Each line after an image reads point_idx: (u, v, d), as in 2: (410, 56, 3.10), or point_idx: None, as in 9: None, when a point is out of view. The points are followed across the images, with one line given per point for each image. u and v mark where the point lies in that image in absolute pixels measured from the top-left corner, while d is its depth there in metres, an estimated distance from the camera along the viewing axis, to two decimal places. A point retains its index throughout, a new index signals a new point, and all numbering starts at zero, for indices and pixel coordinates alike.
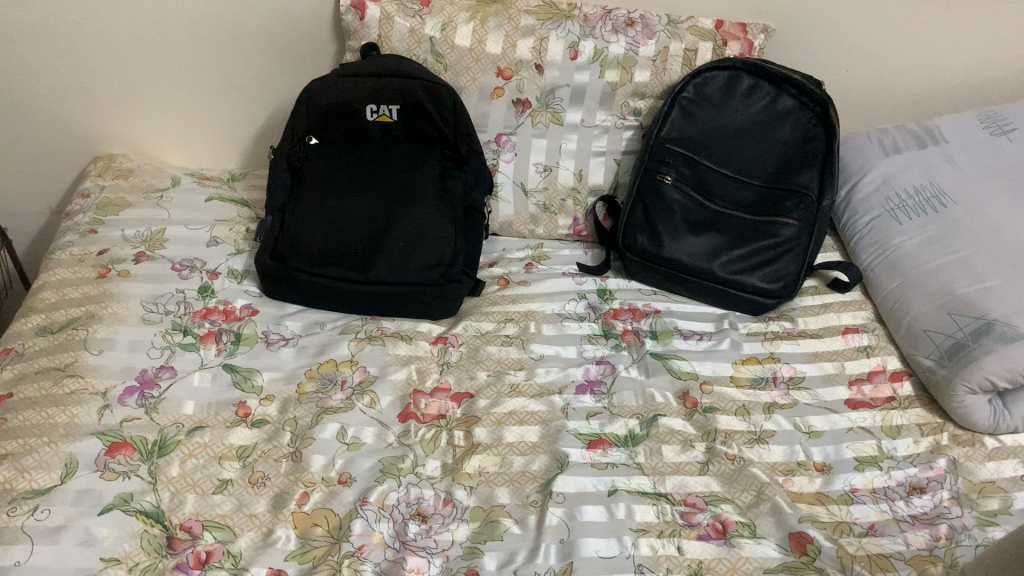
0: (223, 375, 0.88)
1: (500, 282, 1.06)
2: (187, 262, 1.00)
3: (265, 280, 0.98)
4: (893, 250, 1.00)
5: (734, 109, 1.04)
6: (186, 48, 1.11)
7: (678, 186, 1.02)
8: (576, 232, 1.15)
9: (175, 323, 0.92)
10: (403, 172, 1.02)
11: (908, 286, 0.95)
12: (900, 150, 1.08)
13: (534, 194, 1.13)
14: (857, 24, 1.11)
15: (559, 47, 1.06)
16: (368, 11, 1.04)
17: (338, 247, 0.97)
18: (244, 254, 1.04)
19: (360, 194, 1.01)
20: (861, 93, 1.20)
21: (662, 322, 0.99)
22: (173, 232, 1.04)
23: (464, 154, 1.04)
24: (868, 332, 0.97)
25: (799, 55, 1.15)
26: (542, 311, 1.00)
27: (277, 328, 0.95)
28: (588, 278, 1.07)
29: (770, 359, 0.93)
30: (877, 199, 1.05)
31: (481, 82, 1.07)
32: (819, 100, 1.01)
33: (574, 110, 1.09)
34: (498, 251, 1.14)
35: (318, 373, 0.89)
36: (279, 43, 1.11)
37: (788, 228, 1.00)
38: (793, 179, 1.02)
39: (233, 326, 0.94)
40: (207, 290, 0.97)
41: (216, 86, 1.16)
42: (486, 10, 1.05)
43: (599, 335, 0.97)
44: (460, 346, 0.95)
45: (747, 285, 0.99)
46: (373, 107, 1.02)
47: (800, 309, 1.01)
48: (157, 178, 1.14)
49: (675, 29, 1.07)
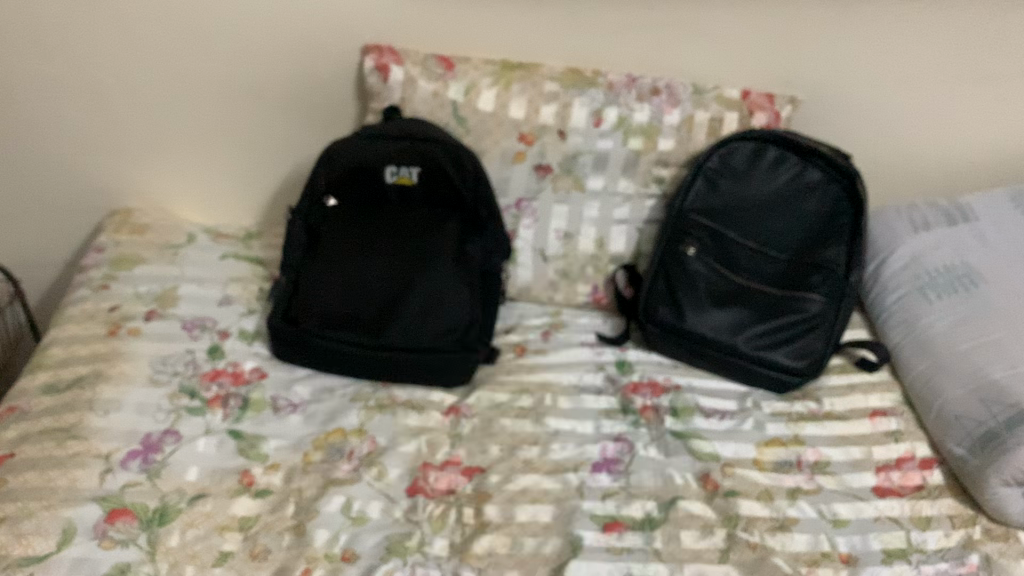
0: (228, 442, 0.85)
1: (516, 350, 1.02)
2: (199, 321, 0.99)
3: (275, 342, 0.95)
4: (922, 330, 0.96)
5: (759, 180, 1.02)
6: (210, 106, 1.12)
7: (700, 259, 1.01)
8: (595, 299, 1.11)
9: (183, 385, 0.90)
10: (420, 237, 1.01)
11: (938, 368, 0.92)
12: (931, 227, 1.06)
13: (554, 260, 1.10)
14: (886, 96, 1.10)
15: (582, 114, 1.05)
16: (391, 73, 1.04)
17: (352, 312, 0.95)
18: (257, 314, 1.02)
19: (378, 254, 0.99)
20: (894, 166, 1.17)
21: (683, 398, 0.94)
22: (186, 290, 1.03)
23: (484, 218, 1.04)
24: (897, 417, 0.92)
25: (828, 126, 1.13)
26: (559, 383, 0.97)
27: (286, 394, 0.91)
28: (607, 349, 1.02)
29: (794, 441, 0.89)
30: (906, 276, 1.03)
31: (503, 146, 1.06)
32: (847, 172, 0.99)
33: (596, 176, 1.08)
34: (514, 316, 1.09)
35: (325, 442, 0.85)
36: (302, 103, 1.11)
37: (814, 304, 0.98)
38: (820, 254, 1.00)
39: (241, 390, 0.91)
40: (217, 351, 0.95)
41: (238, 143, 1.16)
42: (510, 74, 1.05)
43: (617, 409, 0.93)
44: (472, 417, 0.91)
45: (772, 362, 0.96)
46: (393, 168, 1.02)
47: (826, 389, 0.97)
48: (174, 234, 1.14)
49: (701, 98, 1.06)
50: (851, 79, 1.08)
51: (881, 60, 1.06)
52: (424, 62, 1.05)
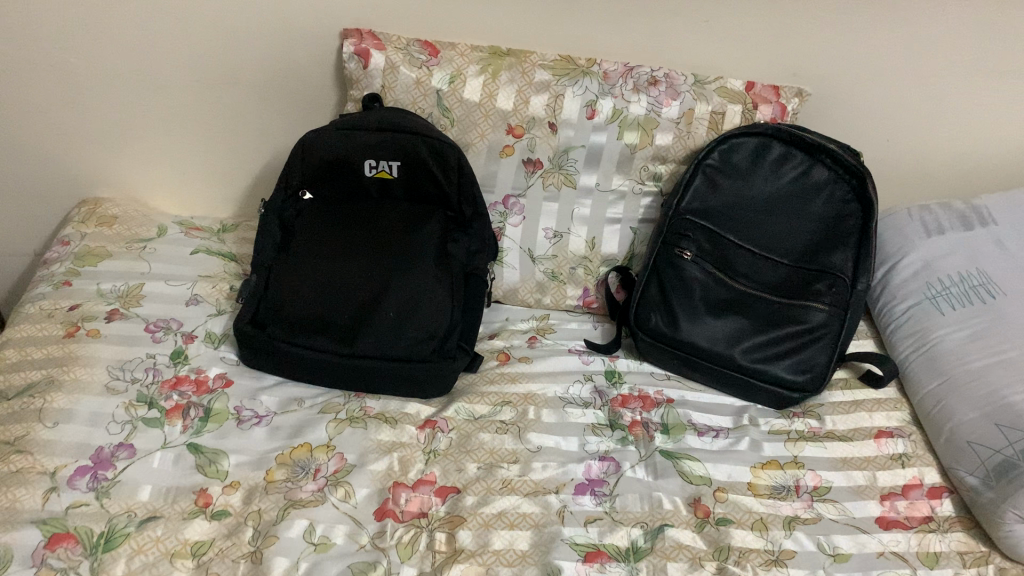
0: (186, 456, 0.80)
1: (500, 357, 0.96)
2: (163, 323, 0.93)
3: (243, 348, 0.89)
4: (933, 344, 0.90)
5: (761, 179, 0.97)
6: (182, 92, 1.05)
7: (697, 263, 0.94)
8: (586, 303, 1.05)
9: (141, 394, 0.84)
10: (399, 236, 0.94)
11: (950, 388, 0.85)
12: (944, 231, 1.00)
13: (542, 261, 1.04)
14: (900, 89, 1.03)
15: (575, 105, 0.99)
16: (372, 59, 0.97)
17: (323, 315, 0.89)
18: (225, 315, 0.96)
19: (353, 255, 0.93)
20: (904, 161, 1.11)
21: (675, 413, 0.89)
22: (152, 287, 0.97)
23: (468, 216, 0.98)
24: (903, 438, 0.85)
25: (837, 120, 1.07)
26: (544, 394, 0.91)
27: (252, 403, 0.86)
28: (596, 357, 0.97)
29: (792, 464, 0.83)
30: (918, 284, 0.96)
31: (490, 139, 1.00)
32: (855, 172, 0.93)
33: (589, 173, 1.01)
34: (500, 319, 1.04)
35: (290, 459, 0.80)
36: (279, 89, 1.05)
37: (818, 314, 0.91)
38: (823, 259, 0.94)
39: (203, 399, 0.85)
40: (181, 356, 0.89)
41: (212, 129, 1.09)
42: (499, 62, 0.98)
43: (604, 424, 0.88)
44: (450, 432, 0.85)
45: (770, 376, 0.90)
46: (372, 162, 0.96)
47: (827, 405, 0.90)
48: (144, 226, 1.08)
49: (701, 90, 0.99)
50: (863, 71, 1.01)
51: (897, 53, 0.99)
52: (407, 47, 0.98)
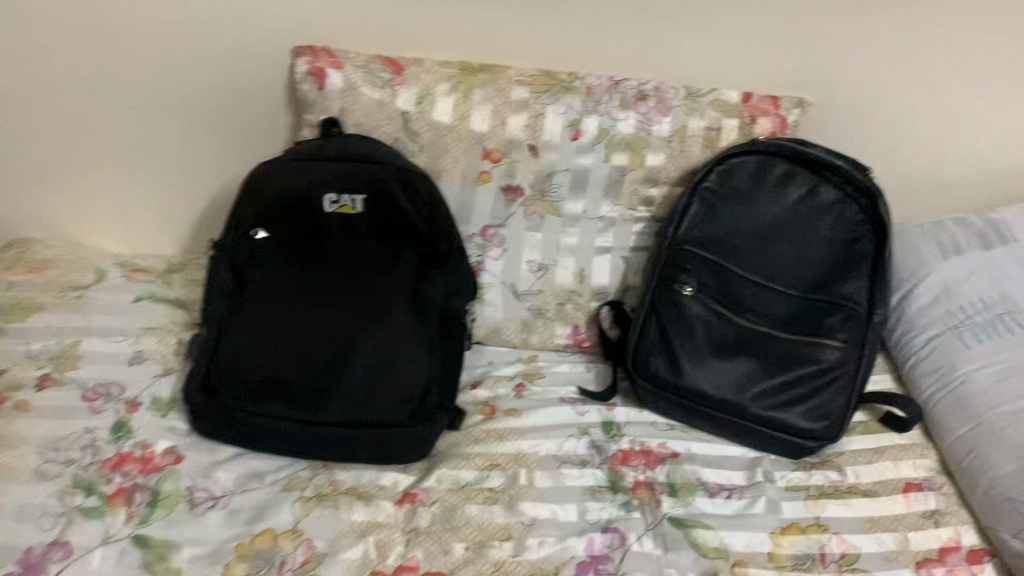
0: (132, 551, 0.69)
1: (484, 411, 0.87)
2: (102, 389, 0.82)
3: (194, 417, 0.79)
4: (961, 382, 0.82)
5: (765, 201, 0.87)
6: (116, 117, 0.94)
7: (699, 299, 0.85)
8: (577, 341, 0.96)
9: (78, 479, 0.74)
10: (366, 280, 0.84)
11: (985, 435, 0.77)
12: (962, 251, 0.92)
13: (527, 297, 0.94)
14: (909, 97, 0.94)
15: (557, 125, 0.89)
16: (328, 79, 0.86)
17: (282, 376, 0.78)
18: (173, 375, 0.85)
19: (314, 304, 0.82)
20: (913, 177, 1.02)
21: (682, 470, 0.80)
22: (88, 346, 0.86)
23: (443, 252, 0.87)
24: (934, 492, 0.78)
25: (843, 135, 0.98)
26: (536, 453, 0.82)
27: (206, 482, 0.75)
28: (591, 407, 0.87)
29: (816, 528, 0.75)
30: (937, 312, 0.88)
31: (463, 166, 0.91)
32: (865, 189, 0.85)
33: (574, 200, 0.92)
34: (483, 363, 0.94)
35: (251, 551, 0.70)
36: (226, 114, 0.94)
37: (831, 353, 0.83)
38: (836, 289, 0.85)
39: (150, 481, 0.75)
40: (123, 429, 0.79)
41: (153, 159, 0.98)
42: (471, 78, 0.88)
43: (605, 487, 0.79)
44: (432, 505, 0.76)
45: (785, 423, 0.81)
46: (333, 197, 0.85)
47: (849, 455, 0.82)
48: (79, 271, 0.97)
49: (694, 104, 0.90)
50: (871, 78, 0.92)
51: (906, 57, 0.90)
52: (367, 65, 0.87)
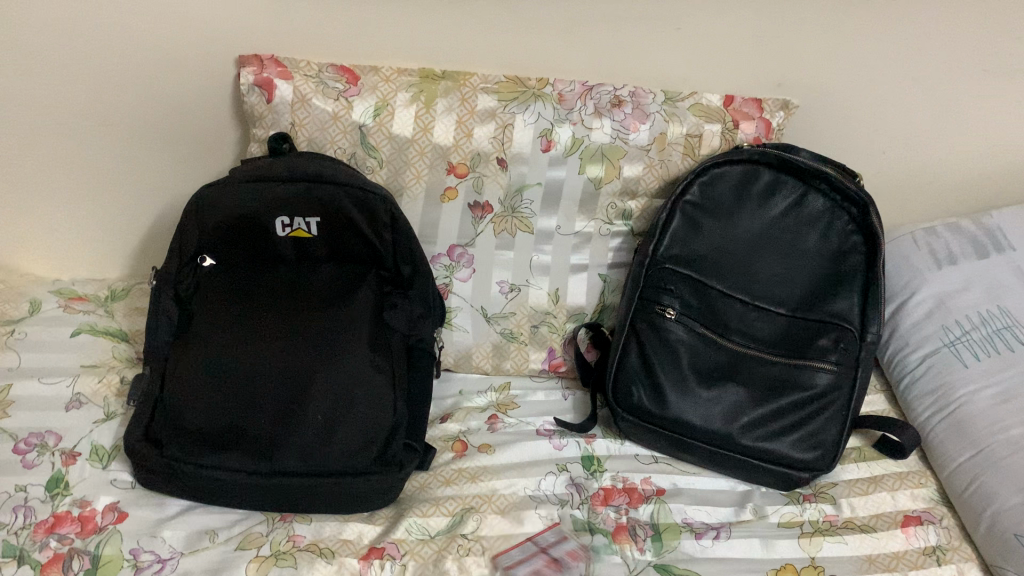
0: None
1: (456, 447, 0.82)
2: (37, 439, 0.76)
3: (139, 470, 0.72)
4: (959, 405, 0.78)
5: (749, 213, 0.81)
6: (46, 136, 0.86)
7: (682, 322, 0.80)
8: (553, 366, 0.92)
9: (7, 546, 0.67)
10: (323, 313, 0.77)
11: (987, 464, 0.73)
12: (956, 261, 0.87)
13: (499, 321, 0.90)
14: (902, 96, 0.88)
15: (526, 136, 0.82)
16: (276, 91, 0.79)
17: (232, 423, 0.72)
18: (116, 420, 0.79)
19: (267, 342, 0.75)
20: (904, 175, 0.96)
21: (667, 509, 0.76)
22: (21, 389, 0.80)
23: (407, 276, 0.81)
24: (934, 526, 0.74)
25: (829, 137, 0.92)
26: (511, 494, 0.76)
27: (152, 543, 0.68)
28: (569, 439, 0.83)
29: (811, 569, 0.70)
30: (932, 327, 0.84)
31: (427, 181, 0.84)
32: (856, 200, 0.78)
33: (547, 215, 0.87)
34: (453, 393, 0.90)
35: None
36: (166, 130, 0.87)
37: (822, 376, 0.78)
38: (826, 307, 0.80)
39: (90, 544, 0.68)
40: (60, 486, 0.72)
41: (90, 178, 0.91)
42: (432, 87, 0.81)
43: (586, 530, 0.73)
44: (402, 558, 0.70)
45: (775, 454, 0.77)
46: (285, 220, 0.77)
47: (842, 486, 0.78)
48: (12, 302, 0.90)
49: (673, 109, 0.84)
50: (862, 77, 0.86)
51: (902, 55, 0.84)
52: (318, 74, 0.80)
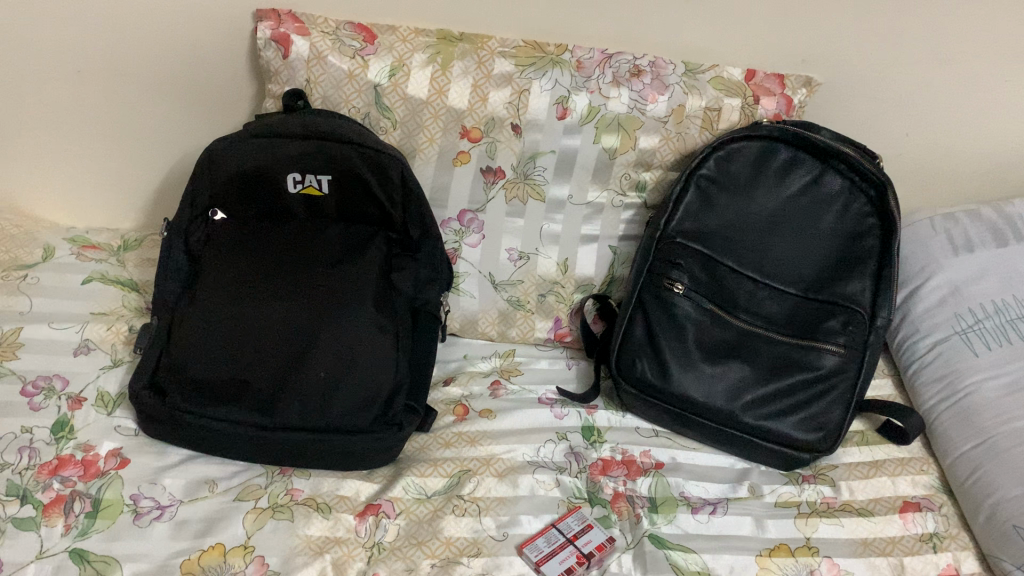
0: (68, 569, 0.62)
1: (457, 411, 0.83)
2: (45, 382, 0.77)
3: (142, 418, 0.73)
4: (966, 394, 0.77)
5: (765, 190, 0.80)
6: (63, 84, 0.87)
7: (690, 298, 0.79)
8: (558, 335, 0.93)
9: (11, 485, 0.68)
10: (330, 271, 0.77)
11: (990, 454, 0.72)
12: (974, 248, 0.85)
13: (506, 287, 0.90)
14: (931, 78, 0.86)
15: (542, 103, 0.82)
16: (292, 47, 0.79)
17: (235, 375, 0.72)
18: (122, 367, 0.80)
19: (270, 298, 0.75)
20: (927, 159, 0.94)
21: (665, 483, 0.76)
22: (31, 333, 0.81)
23: (416, 239, 0.80)
24: (933, 513, 0.73)
25: (851, 117, 0.90)
26: (510, 459, 0.76)
27: (152, 490, 0.69)
28: (571, 408, 0.84)
29: (805, 549, 0.70)
30: (944, 314, 0.83)
31: (440, 144, 0.84)
32: (874, 181, 0.77)
33: (559, 184, 0.86)
34: (458, 357, 0.91)
35: (198, 568, 0.64)
36: (182, 82, 0.86)
37: (829, 358, 0.77)
38: (837, 289, 0.79)
39: (92, 487, 0.69)
40: (65, 430, 0.73)
41: (106, 128, 0.91)
42: (449, 49, 0.80)
43: (582, 499, 0.74)
44: (397, 518, 0.70)
45: (777, 434, 0.76)
46: (297, 176, 0.77)
47: (842, 469, 0.78)
48: (25, 247, 0.91)
49: (692, 82, 0.82)
50: (888, 57, 0.84)
51: (931, 35, 0.82)
52: (335, 32, 0.79)
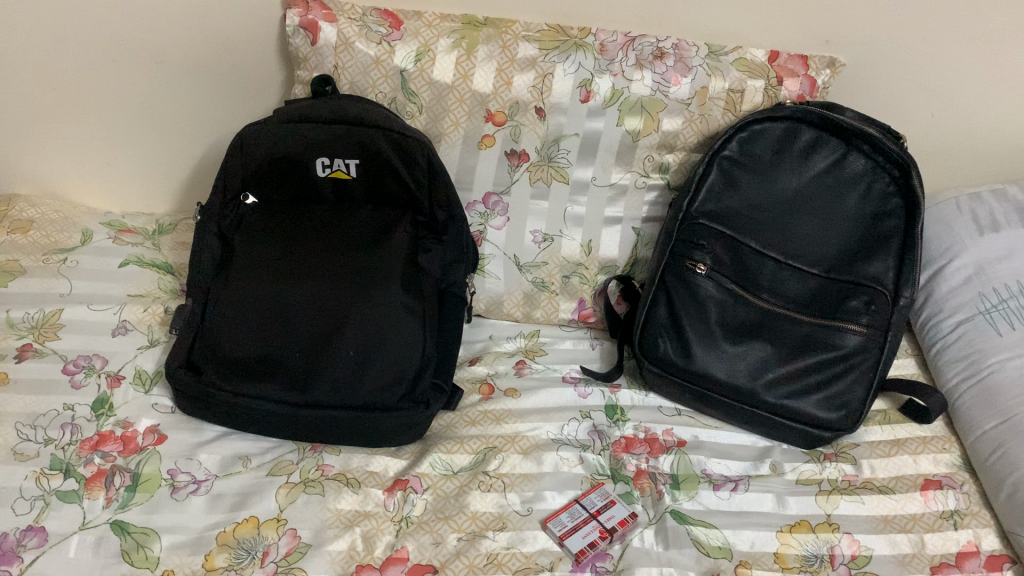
0: (110, 540, 0.65)
1: (483, 390, 0.85)
2: (85, 361, 0.80)
3: (178, 396, 0.75)
4: (990, 373, 0.78)
5: (788, 170, 0.80)
6: (95, 72, 0.89)
7: (713, 278, 0.80)
8: (582, 317, 0.94)
9: (55, 460, 0.71)
10: (357, 252, 0.78)
11: (1013, 432, 0.72)
12: (1000, 228, 0.85)
13: (531, 269, 0.92)
14: (957, 59, 0.86)
15: (566, 86, 0.82)
16: (320, 34, 0.80)
17: (266, 355, 0.74)
18: (158, 346, 0.83)
19: (301, 279, 0.76)
20: (953, 139, 0.94)
21: (687, 461, 0.77)
22: (71, 313, 0.84)
23: (442, 221, 0.82)
24: (954, 491, 0.74)
25: (875, 98, 0.90)
26: (535, 437, 0.78)
27: (188, 465, 0.72)
28: (594, 387, 0.85)
29: (825, 526, 0.71)
30: (970, 294, 0.83)
31: (465, 129, 0.85)
32: (898, 161, 0.77)
33: (583, 166, 0.87)
34: (483, 337, 0.93)
35: (233, 539, 0.66)
36: (212, 69, 0.88)
37: (852, 337, 0.77)
38: (860, 269, 0.78)
39: (131, 462, 0.72)
40: (104, 407, 0.76)
41: (141, 115, 0.94)
42: (474, 34, 0.82)
43: (605, 475, 0.75)
44: (425, 493, 0.72)
45: (798, 413, 0.77)
46: (326, 161, 0.78)
47: (864, 447, 0.79)
48: (65, 231, 0.94)
49: (717, 63, 0.83)
50: (912, 37, 0.84)
51: (956, 14, 0.81)
52: (362, 18, 0.81)
